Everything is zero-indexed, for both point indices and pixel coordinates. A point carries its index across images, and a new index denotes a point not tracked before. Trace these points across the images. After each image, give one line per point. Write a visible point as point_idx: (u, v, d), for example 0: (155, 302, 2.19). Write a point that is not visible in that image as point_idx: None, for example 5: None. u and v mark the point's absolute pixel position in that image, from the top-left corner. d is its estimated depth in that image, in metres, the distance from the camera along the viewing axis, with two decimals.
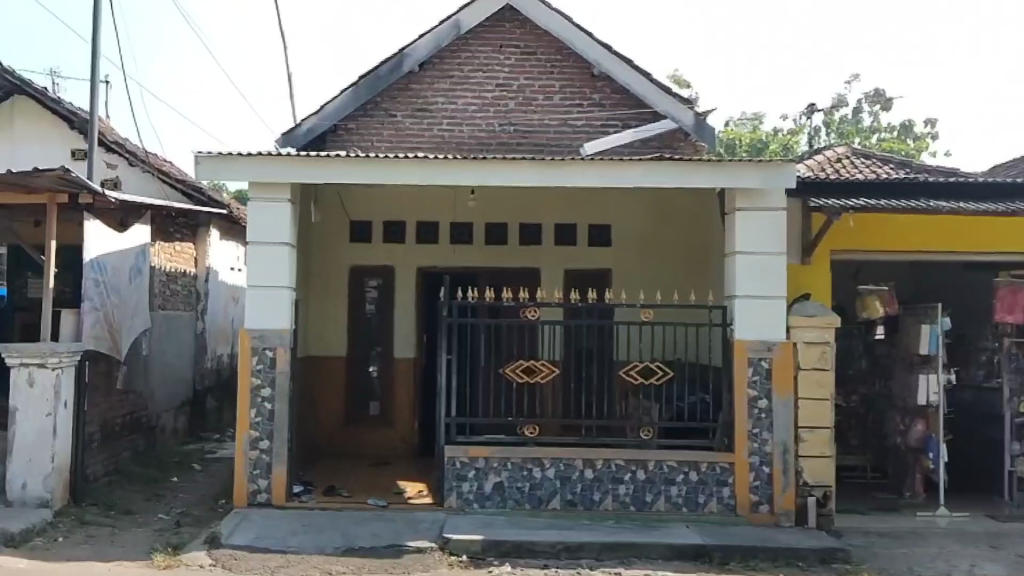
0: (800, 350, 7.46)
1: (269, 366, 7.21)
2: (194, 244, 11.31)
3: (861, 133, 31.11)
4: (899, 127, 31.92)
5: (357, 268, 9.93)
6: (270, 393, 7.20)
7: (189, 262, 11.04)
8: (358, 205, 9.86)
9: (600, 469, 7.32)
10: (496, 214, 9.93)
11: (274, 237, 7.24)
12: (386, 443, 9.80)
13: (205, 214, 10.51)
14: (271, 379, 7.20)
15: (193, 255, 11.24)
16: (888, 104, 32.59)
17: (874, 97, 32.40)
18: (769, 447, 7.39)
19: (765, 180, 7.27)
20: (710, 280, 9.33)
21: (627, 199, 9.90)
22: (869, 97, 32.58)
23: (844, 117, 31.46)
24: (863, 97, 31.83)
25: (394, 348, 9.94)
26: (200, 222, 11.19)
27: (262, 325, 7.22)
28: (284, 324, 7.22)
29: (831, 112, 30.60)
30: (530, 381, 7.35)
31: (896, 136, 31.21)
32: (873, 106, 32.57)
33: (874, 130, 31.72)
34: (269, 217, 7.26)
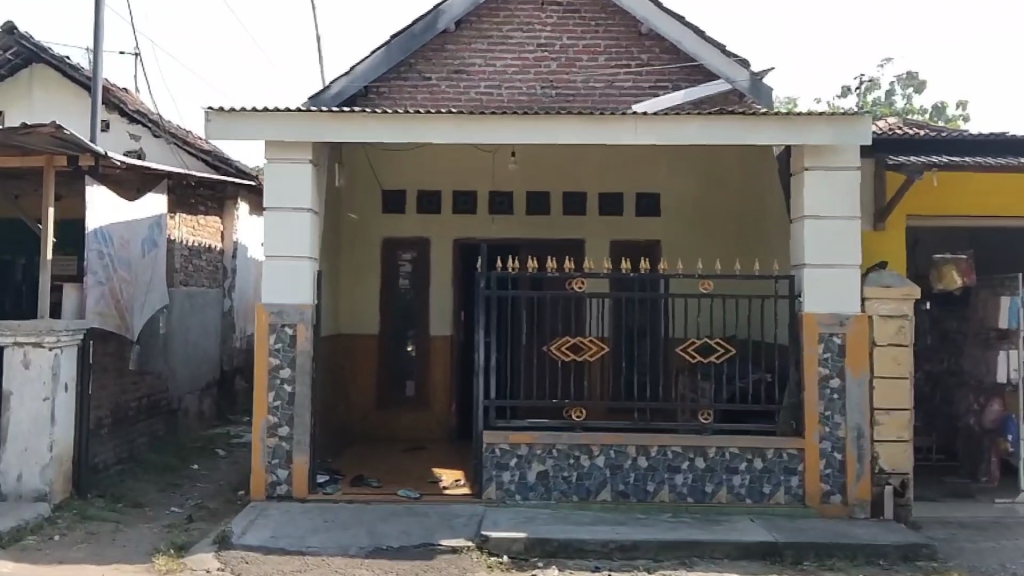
0: (874, 324, 6.73)
1: (288, 346, 6.64)
2: (221, 218, 10.66)
3: (895, 115, 30.05)
4: (933, 110, 30.77)
5: (391, 240, 9.29)
6: (292, 375, 6.62)
7: (215, 236, 10.47)
8: (390, 172, 9.22)
9: (654, 457, 6.64)
10: (537, 180, 9.25)
11: (293, 202, 6.65)
12: (421, 426, 9.19)
13: (233, 184, 9.90)
14: (293, 361, 6.63)
15: (220, 230, 10.62)
16: (921, 87, 31.48)
17: (906, 80, 31.27)
18: (842, 431, 6.67)
19: (839, 136, 6.53)
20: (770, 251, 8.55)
21: (678, 166, 9.22)
22: (900, 81, 31.49)
23: (878, 99, 30.37)
24: (896, 79, 30.70)
25: (430, 326, 9.30)
26: (227, 193, 10.58)
27: (281, 301, 6.65)
28: (306, 300, 6.64)
29: (863, 97, 29.53)
30: (575, 359, 6.68)
31: (931, 120, 30.09)
32: (905, 89, 31.42)
33: (908, 113, 30.64)
34: (287, 180, 6.66)
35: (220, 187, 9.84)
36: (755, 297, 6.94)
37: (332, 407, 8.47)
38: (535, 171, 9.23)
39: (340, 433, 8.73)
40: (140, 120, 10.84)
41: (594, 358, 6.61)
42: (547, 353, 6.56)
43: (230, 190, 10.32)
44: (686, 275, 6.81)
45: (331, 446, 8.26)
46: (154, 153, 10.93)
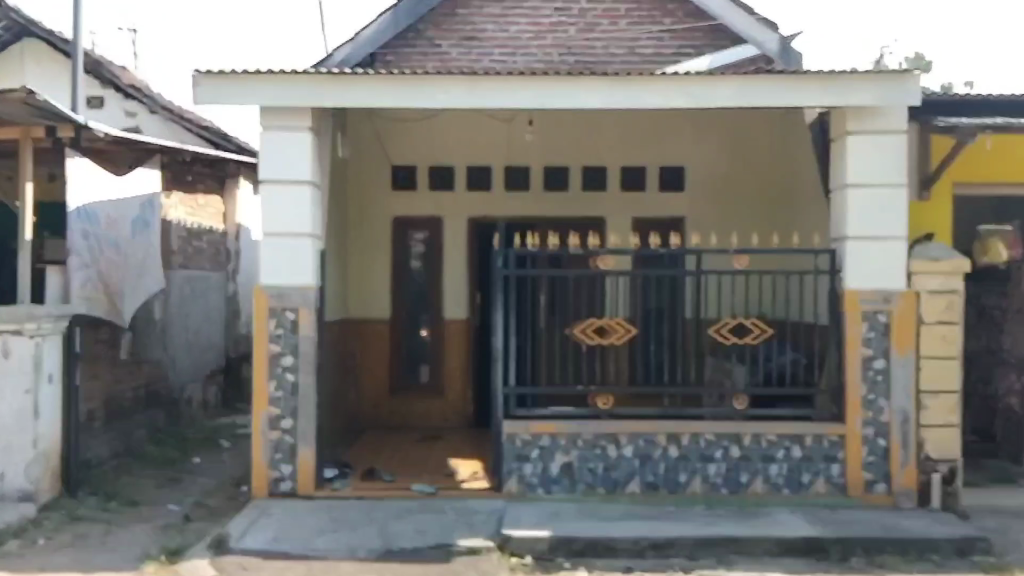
0: (922, 302, 6.24)
1: (290, 331, 6.19)
2: (223, 198, 10.21)
3: None
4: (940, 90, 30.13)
5: (400, 219, 8.82)
6: (293, 362, 6.18)
7: (217, 217, 10.04)
8: (399, 148, 8.76)
9: (687, 446, 6.18)
10: (553, 154, 8.76)
11: (292, 174, 6.19)
12: (436, 413, 8.76)
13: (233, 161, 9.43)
14: (295, 347, 6.18)
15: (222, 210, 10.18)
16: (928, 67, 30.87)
17: (913, 61, 30.64)
18: (886, 416, 6.19)
19: (883, 97, 6.08)
20: (802, 226, 8.08)
21: (702, 137, 8.73)
22: (908, 61, 30.87)
23: None
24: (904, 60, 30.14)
25: (443, 309, 8.84)
26: (227, 171, 10.04)
27: (281, 284, 6.19)
28: (308, 282, 6.19)
29: None
30: (599, 342, 6.22)
31: None
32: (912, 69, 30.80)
33: None
34: (285, 151, 6.19)
35: (222, 164, 9.40)
36: (792, 273, 6.46)
37: (343, 395, 8.01)
38: (552, 144, 8.75)
39: (352, 422, 8.28)
40: (139, 96, 10.39)
41: (620, 342, 6.14)
42: (570, 337, 6.09)
43: (232, 168, 9.88)
44: (721, 250, 6.32)
45: (342, 437, 7.81)
46: (154, 131, 10.49)
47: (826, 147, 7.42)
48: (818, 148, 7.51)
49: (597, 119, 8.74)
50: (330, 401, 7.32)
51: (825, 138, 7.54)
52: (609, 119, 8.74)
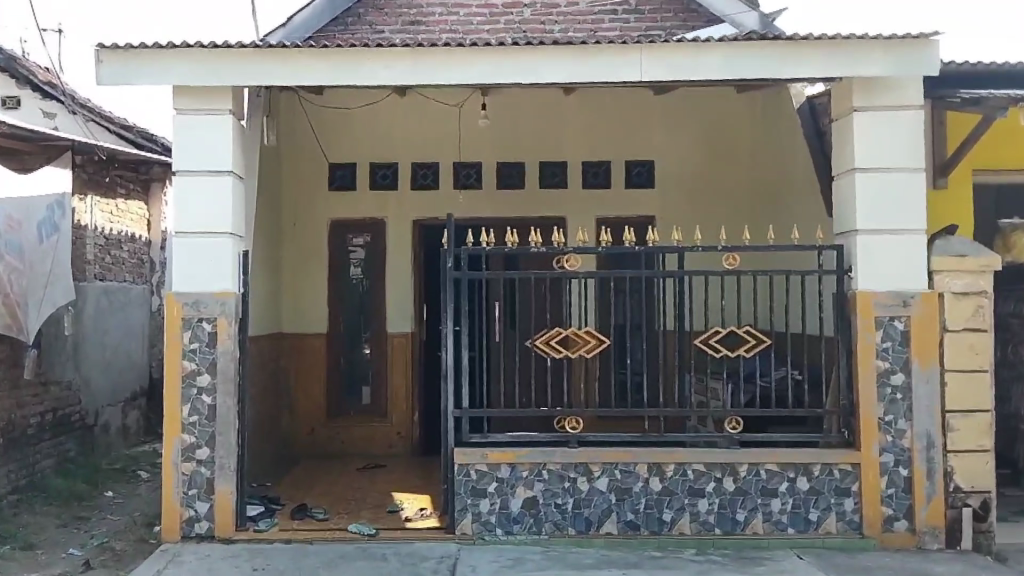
0: (945, 304, 5.33)
1: (207, 347, 4.91)
2: (147, 204, 9.18)
3: None
4: None
5: (339, 222, 7.86)
6: (210, 383, 4.90)
7: (141, 224, 9.02)
8: (339, 143, 7.83)
9: (671, 478, 5.23)
10: (511, 147, 7.82)
11: (208, 162, 4.93)
12: (380, 439, 7.76)
13: (158, 162, 8.42)
14: (212, 365, 4.90)
15: (145, 216, 9.15)
16: None
17: None
18: (907, 440, 5.31)
19: (899, 65, 5.17)
20: (792, 221, 7.19)
21: (673, 127, 7.82)
22: None
23: None
24: None
25: (386, 323, 7.85)
26: (154, 175, 9.04)
27: (193, 289, 4.92)
28: (228, 288, 4.92)
29: None
30: (566, 356, 5.19)
31: None
32: None
33: None
34: (204, 134, 4.93)
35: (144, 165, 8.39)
36: (802, 275, 5.41)
37: (271, 418, 7.02)
38: (510, 137, 7.83)
39: (280, 450, 7.27)
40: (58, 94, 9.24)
41: (592, 356, 5.13)
42: (533, 351, 5.07)
43: (158, 171, 8.82)
44: (711, 246, 5.31)
45: (269, 469, 6.79)
46: (72, 131, 9.41)
47: (823, 140, 6.64)
48: (813, 139, 6.66)
49: (559, 107, 7.85)
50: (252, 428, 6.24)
51: (817, 126, 6.76)
52: (574, 109, 7.84)
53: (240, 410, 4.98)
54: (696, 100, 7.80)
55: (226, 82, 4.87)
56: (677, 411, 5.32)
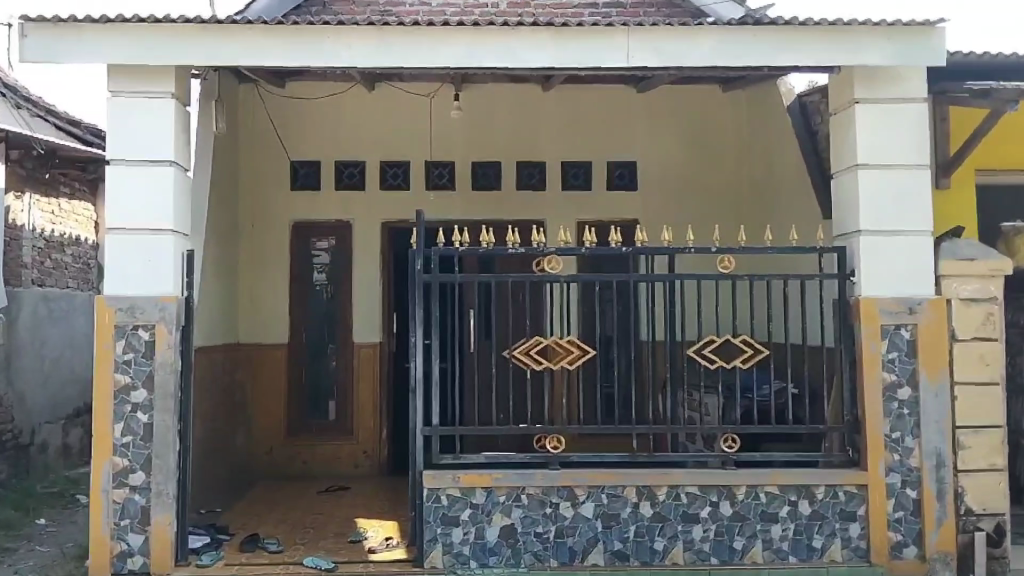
0: (953, 310, 4.93)
1: (143, 359, 4.38)
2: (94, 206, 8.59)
3: None
4: None
5: (302, 224, 7.36)
6: (147, 398, 4.37)
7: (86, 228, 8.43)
8: (300, 139, 7.35)
9: (662, 503, 4.78)
10: (483, 147, 7.42)
11: (146, 152, 4.41)
12: (346, 458, 7.27)
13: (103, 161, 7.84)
14: (149, 379, 4.38)
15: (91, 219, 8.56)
16: None
17: None
18: (916, 459, 4.87)
19: (902, 55, 4.67)
20: (780, 223, 6.87)
21: (656, 125, 7.52)
22: None
23: None
24: None
25: (352, 332, 7.36)
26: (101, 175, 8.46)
27: (128, 293, 4.38)
28: (168, 292, 4.40)
29: None
30: (545, 369, 4.70)
31: None
32: None
33: None
34: (141, 120, 4.41)
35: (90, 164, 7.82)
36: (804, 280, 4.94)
37: (224, 437, 6.50)
38: (485, 135, 7.44)
39: (235, 472, 6.75)
40: None
41: (574, 368, 4.65)
42: (512, 363, 4.57)
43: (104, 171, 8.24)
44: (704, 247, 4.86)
45: (223, 491, 6.28)
46: None
47: (813, 137, 6.32)
48: (802, 136, 6.35)
49: (537, 104, 7.49)
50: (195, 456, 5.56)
51: (807, 123, 6.37)
52: (554, 105, 7.50)
53: (181, 430, 4.45)
54: (677, 97, 7.53)
55: (167, 62, 4.36)
56: (666, 428, 4.83)
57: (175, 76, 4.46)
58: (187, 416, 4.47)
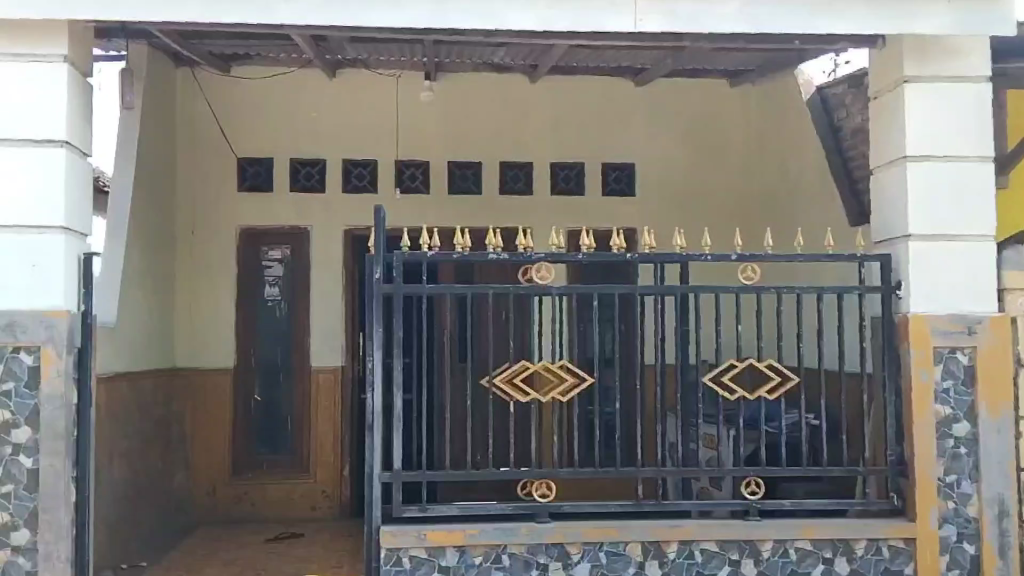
0: (1018, 330, 4.12)
1: (26, 389, 3.51)
2: None
3: None
4: None
5: (252, 230, 6.51)
6: (31, 439, 3.51)
7: None
8: (251, 135, 6.52)
9: (673, 562, 3.93)
10: (461, 145, 6.62)
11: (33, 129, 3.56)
12: (301, 498, 6.40)
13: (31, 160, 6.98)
14: (34, 415, 3.51)
15: None
16: None
17: None
18: (973, 508, 4.06)
19: (964, 20, 3.90)
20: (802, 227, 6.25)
21: (656, 122, 6.78)
22: None
23: None
24: None
25: (310, 353, 6.49)
26: None
27: (6, 306, 3.51)
28: (58, 304, 3.53)
29: None
30: (533, 401, 3.83)
31: None
32: None
33: None
34: (31, 92, 3.56)
35: None
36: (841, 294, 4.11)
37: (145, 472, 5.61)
38: (462, 132, 6.63)
39: (162, 520, 5.90)
40: None
41: (566, 401, 3.79)
42: (492, 393, 3.72)
43: None
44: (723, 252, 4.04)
45: (139, 540, 5.47)
46: None
47: (838, 136, 5.76)
48: (825, 133, 5.79)
49: (521, 98, 6.69)
50: (99, 501, 4.76)
51: (829, 118, 5.82)
52: (539, 99, 6.70)
53: (76, 477, 3.59)
54: (678, 95, 6.81)
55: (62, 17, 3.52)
56: (679, 471, 3.87)
57: (71, 34, 3.60)
58: (84, 460, 3.62)
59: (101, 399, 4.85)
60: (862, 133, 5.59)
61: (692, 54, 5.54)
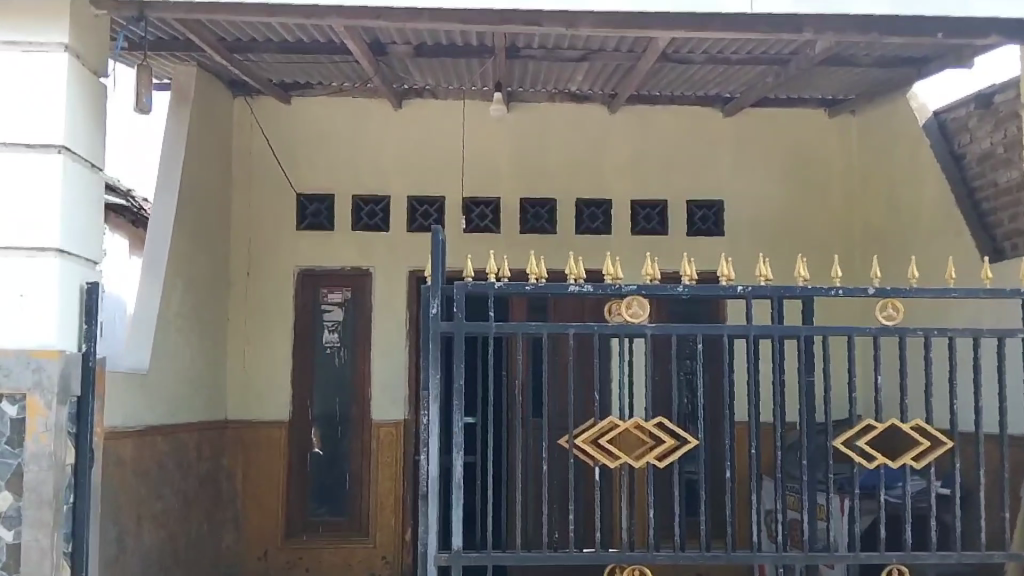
0: None
1: (9, 446, 3.12)
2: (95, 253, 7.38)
3: None
4: None
5: (310, 271, 5.95)
6: (14, 507, 3.12)
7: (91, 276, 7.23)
8: (308, 169, 6.01)
9: None
10: (535, 180, 6.01)
11: (19, 132, 3.20)
12: (360, 567, 5.73)
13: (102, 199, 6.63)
14: (17, 478, 3.12)
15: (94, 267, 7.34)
16: None
17: None
18: None
19: None
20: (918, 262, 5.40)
21: (752, 154, 6.09)
22: None
23: None
24: None
25: (370, 405, 5.86)
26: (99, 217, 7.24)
27: None
28: (49, 345, 3.17)
29: None
30: (624, 466, 3.11)
31: None
32: None
33: None
34: (30, 82, 3.22)
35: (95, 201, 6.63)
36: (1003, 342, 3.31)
37: (183, 537, 5.04)
38: (536, 165, 6.03)
39: None
40: None
41: (664, 467, 3.08)
42: (572, 455, 3.01)
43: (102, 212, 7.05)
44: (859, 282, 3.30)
45: None
46: None
47: (961, 164, 5.06)
48: (946, 163, 5.07)
49: (601, 128, 6.06)
50: (119, 573, 4.19)
51: (951, 147, 5.12)
52: (620, 130, 6.06)
53: (65, 550, 3.21)
54: (773, 124, 6.10)
55: None
56: (810, 558, 3.02)
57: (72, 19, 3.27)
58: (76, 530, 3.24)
59: (126, 456, 4.30)
60: (990, 159, 4.83)
61: (797, 71, 4.88)
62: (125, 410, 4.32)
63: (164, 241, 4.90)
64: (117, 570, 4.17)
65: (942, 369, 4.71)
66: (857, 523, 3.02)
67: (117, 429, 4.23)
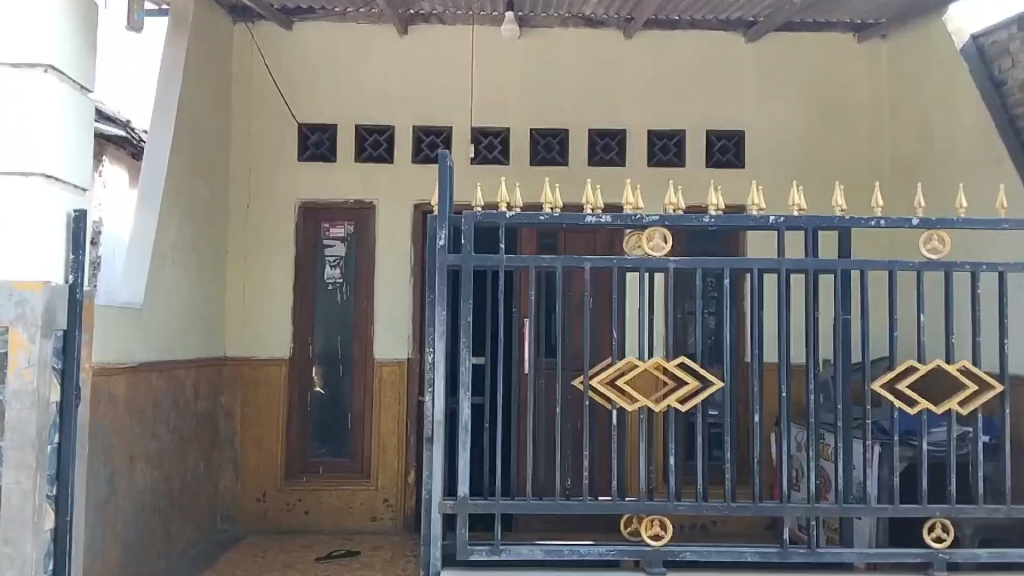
0: None
1: None
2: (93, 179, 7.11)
3: None
4: None
5: (311, 205, 5.73)
6: None
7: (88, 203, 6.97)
8: (311, 96, 5.74)
9: None
10: (547, 110, 5.75)
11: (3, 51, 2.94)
12: (362, 509, 5.59)
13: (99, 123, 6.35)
14: None
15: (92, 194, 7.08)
16: None
17: None
18: None
19: None
20: (949, 196, 5.14)
21: (773, 84, 5.81)
22: None
23: None
24: None
25: (372, 342, 5.67)
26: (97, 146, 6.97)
27: None
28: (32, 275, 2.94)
29: None
30: (641, 411, 2.91)
31: None
32: None
33: None
34: None
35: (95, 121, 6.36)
36: None
37: (179, 478, 4.88)
38: (548, 94, 5.76)
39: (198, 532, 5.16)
40: None
41: (685, 411, 2.86)
42: (586, 397, 2.81)
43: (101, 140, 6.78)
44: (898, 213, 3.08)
45: (168, 558, 4.74)
46: None
47: (1000, 91, 4.77)
48: (985, 90, 4.79)
49: (616, 56, 5.78)
50: (109, 516, 4.01)
51: (990, 73, 4.84)
52: (636, 58, 5.78)
53: (47, 498, 3.01)
54: (795, 53, 5.82)
55: None
56: (842, 510, 2.84)
57: None
58: (57, 475, 3.03)
59: (119, 394, 4.11)
60: None
61: None
62: (120, 345, 4.12)
63: (160, 168, 4.64)
64: (109, 512, 4.01)
65: (989, 310, 4.48)
66: (897, 473, 2.84)
67: (111, 365, 4.02)
